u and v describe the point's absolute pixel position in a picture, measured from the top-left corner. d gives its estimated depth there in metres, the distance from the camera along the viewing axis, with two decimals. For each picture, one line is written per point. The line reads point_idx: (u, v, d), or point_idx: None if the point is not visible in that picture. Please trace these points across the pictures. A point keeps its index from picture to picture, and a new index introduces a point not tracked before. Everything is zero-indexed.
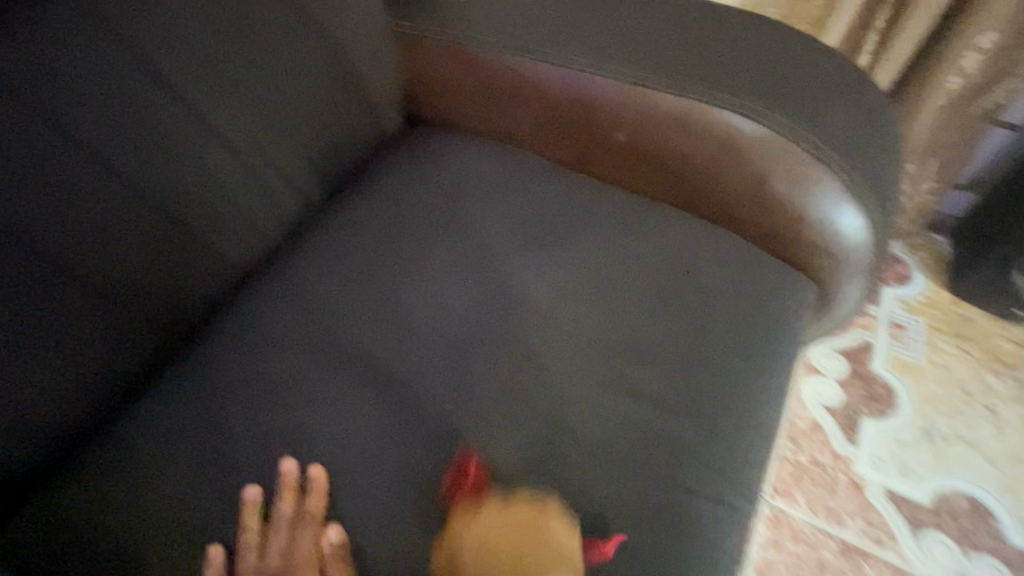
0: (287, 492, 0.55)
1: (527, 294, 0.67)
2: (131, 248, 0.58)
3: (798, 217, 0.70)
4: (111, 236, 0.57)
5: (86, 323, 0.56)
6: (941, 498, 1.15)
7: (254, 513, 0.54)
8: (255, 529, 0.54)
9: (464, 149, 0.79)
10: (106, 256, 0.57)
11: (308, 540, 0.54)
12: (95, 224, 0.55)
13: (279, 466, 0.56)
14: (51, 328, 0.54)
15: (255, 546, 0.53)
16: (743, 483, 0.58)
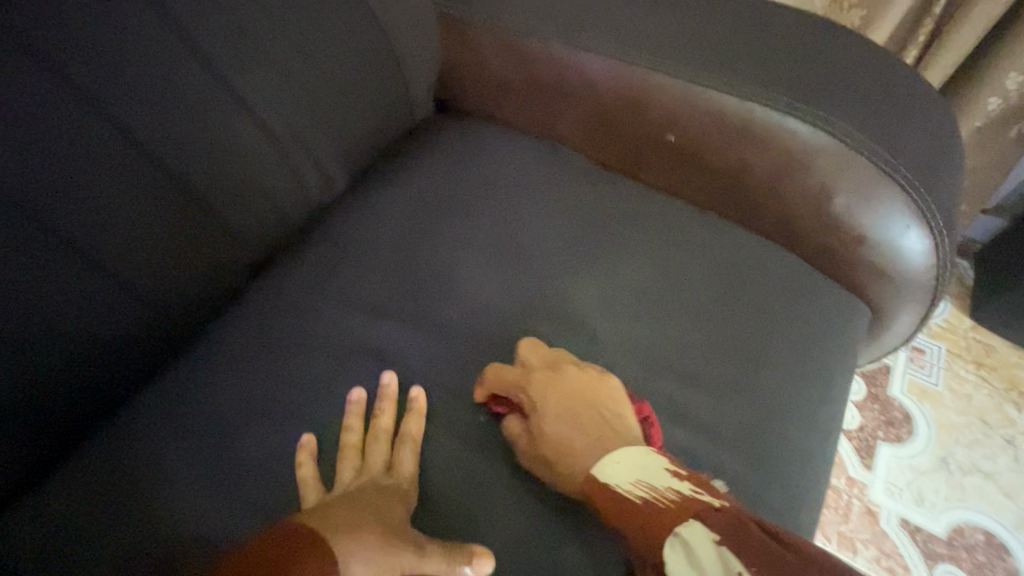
0: (389, 404, 0.54)
1: (567, 303, 0.61)
2: (132, 237, 0.50)
3: (860, 237, 0.63)
4: (107, 222, 0.48)
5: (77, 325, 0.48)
6: (956, 530, 1.14)
7: (358, 418, 0.54)
8: (355, 432, 0.53)
9: (499, 145, 0.74)
10: (100, 246, 0.48)
11: (405, 460, 0.51)
12: (89, 207, 0.47)
13: (382, 376, 0.56)
14: (43, 330, 0.46)
15: (353, 447, 0.52)
16: (801, 525, 0.52)
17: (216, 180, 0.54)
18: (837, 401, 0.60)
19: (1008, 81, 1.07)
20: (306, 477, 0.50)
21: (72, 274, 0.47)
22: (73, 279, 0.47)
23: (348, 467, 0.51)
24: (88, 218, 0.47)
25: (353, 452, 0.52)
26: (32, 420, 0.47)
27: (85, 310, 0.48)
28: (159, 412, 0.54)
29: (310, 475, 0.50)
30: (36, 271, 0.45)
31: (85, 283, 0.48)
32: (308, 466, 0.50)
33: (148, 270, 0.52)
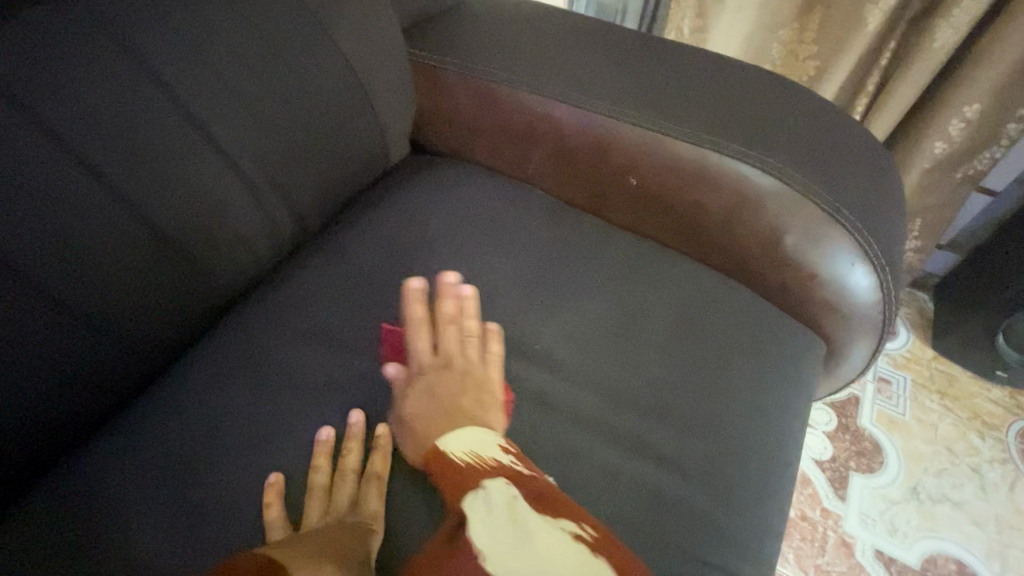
0: (356, 443, 0.55)
1: (536, 338, 0.63)
2: (105, 279, 0.51)
3: (812, 273, 0.66)
4: (80, 267, 0.50)
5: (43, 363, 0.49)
6: (929, 560, 1.15)
7: (326, 458, 0.55)
8: (321, 473, 0.54)
9: (471, 185, 0.77)
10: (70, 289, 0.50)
11: (371, 499, 0.52)
12: (61, 253, 0.48)
13: (349, 415, 0.57)
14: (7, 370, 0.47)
15: (321, 487, 0.53)
16: (757, 550, 0.54)
17: (191, 222, 0.56)
18: (794, 432, 0.61)
19: (950, 127, 1.15)
20: (273, 517, 0.51)
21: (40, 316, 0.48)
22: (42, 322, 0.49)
23: (315, 507, 0.52)
24: (59, 261, 0.48)
25: (320, 492, 0.53)
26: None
27: (49, 352, 0.49)
28: (125, 449, 0.55)
29: (276, 516, 0.51)
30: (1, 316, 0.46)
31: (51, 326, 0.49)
32: (276, 507, 0.51)
33: (115, 310, 0.53)
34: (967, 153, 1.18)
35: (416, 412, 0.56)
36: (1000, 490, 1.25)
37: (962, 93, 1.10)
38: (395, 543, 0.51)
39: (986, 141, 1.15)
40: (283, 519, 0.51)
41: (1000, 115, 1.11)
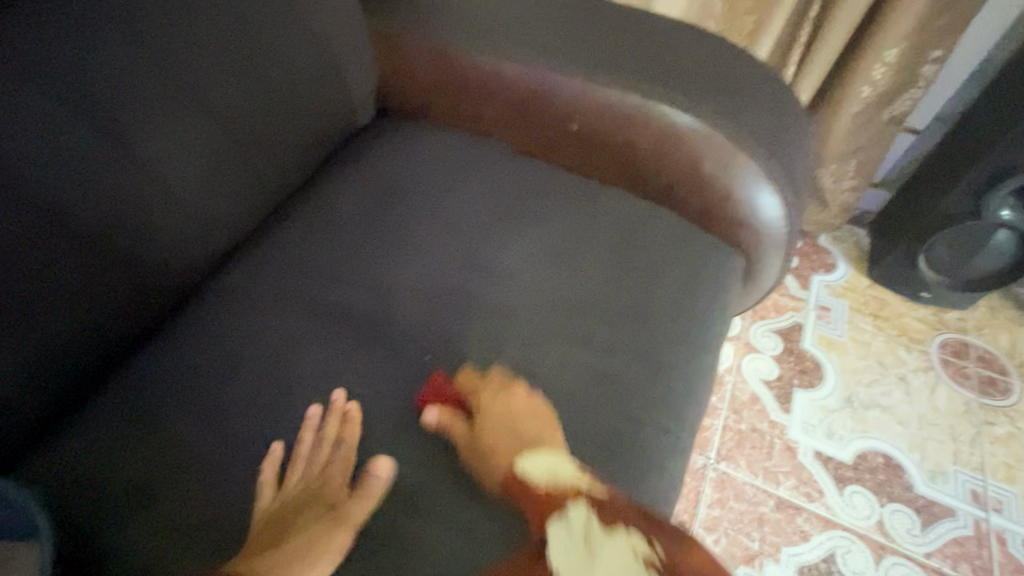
0: (336, 418, 0.61)
1: (494, 264, 0.73)
2: (93, 216, 0.58)
3: (726, 195, 0.77)
4: (68, 203, 0.56)
5: (55, 291, 0.56)
6: (861, 456, 1.30)
7: (310, 432, 0.60)
8: (306, 445, 0.59)
9: (431, 141, 0.86)
10: (62, 222, 0.55)
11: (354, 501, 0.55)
12: (48, 189, 0.54)
13: (332, 394, 0.63)
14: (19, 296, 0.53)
15: (303, 454, 0.59)
16: (681, 413, 0.65)
17: (173, 170, 0.64)
18: (713, 326, 0.73)
19: (873, 72, 1.28)
20: (269, 481, 0.57)
21: (39, 248, 0.54)
22: (40, 254, 0.54)
23: (295, 473, 0.58)
24: (48, 197, 0.54)
25: (304, 464, 0.58)
26: (22, 382, 0.56)
27: (58, 283, 0.56)
28: (152, 377, 0.64)
29: (268, 481, 0.57)
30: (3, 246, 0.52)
31: (50, 257, 0.55)
32: (270, 475, 0.57)
33: (125, 251, 0.61)
34: (887, 95, 1.32)
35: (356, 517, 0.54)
36: (923, 394, 1.41)
37: (878, 40, 1.23)
38: (377, 436, 0.60)
39: (905, 83, 1.29)
40: (275, 485, 0.57)
41: (914, 59, 1.25)
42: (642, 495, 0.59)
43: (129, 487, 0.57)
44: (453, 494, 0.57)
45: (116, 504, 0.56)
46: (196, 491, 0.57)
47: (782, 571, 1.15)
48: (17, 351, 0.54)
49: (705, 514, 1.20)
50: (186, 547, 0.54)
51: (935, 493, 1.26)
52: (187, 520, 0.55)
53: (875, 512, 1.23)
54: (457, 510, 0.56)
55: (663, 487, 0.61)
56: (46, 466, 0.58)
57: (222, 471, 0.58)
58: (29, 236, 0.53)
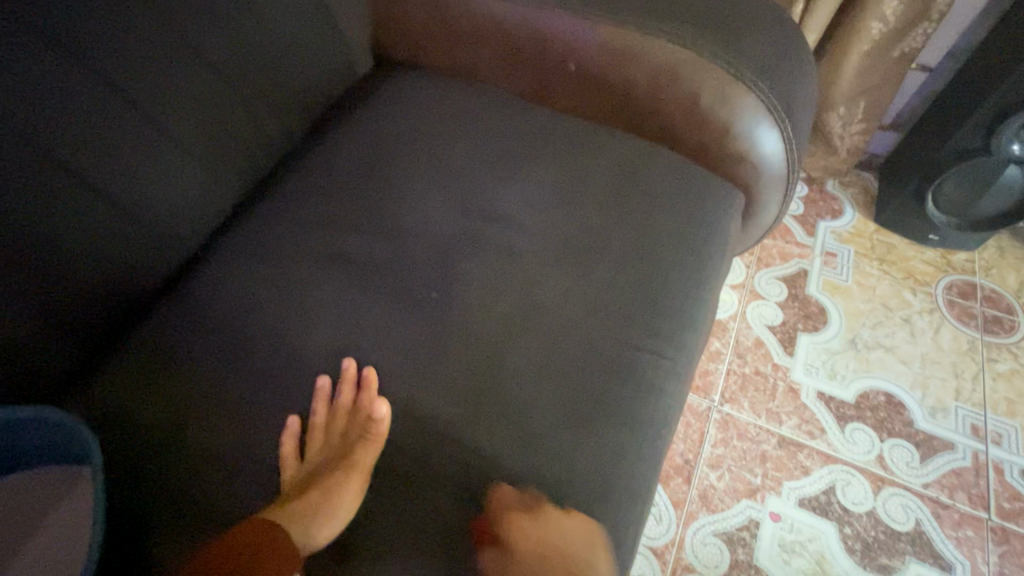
0: (348, 384, 0.62)
1: (496, 206, 0.74)
2: (97, 161, 0.59)
3: (727, 129, 0.77)
4: (71, 148, 0.56)
5: (67, 237, 0.57)
6: (863, 395, 1.33)
7: (323, 402, 0.61)
8: (320, 415, 0.60)
9: (431, 88, 0.86)
10: (66, 166, 0.56)
11: (365, 452, 0.57)
12: (48, 132, 0.55)
13: (343, 363, 0.63)
14: (35, 241, 0.55)
15: (322, 424, 0.60)
16: (680, 341, 0.68)
17: (173, 118, 0.64)
18: (713, 261, 0.75)
19: (886, 6, 1.23)
20: (289, 454, 0.58)
21: (48, 192, 0.55)
22: (50, 199, 0.55)
23: (315, 445, 0.59)
24: (51, 141, 0.55)
25: (319, 430, 0.60)
26: (52, 323, 0.58)
27: (71, 230, 0.57)
28: (171, 319, 0.66)
29: (289, 454, 0.58)
30: (14, 191, 0.53)
31: (60, 202, 0.56)
32: (288, 446, 0.58)
33: (134, 199, 0.62)
34: (899, 31, 1.27)
35: (366, 468, 0.56)
36: (927, 334, 1.42)
37: None
38: (387, 369, 0.63)
39: (919, 16, 1.24)
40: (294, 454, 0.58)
41: None
42: (643, 418, 0.62)
43: (157, 419, 0.59)
44: (462, 420, 0.60)
45: (144, 436, 0.58)
46: (220, 422, 0.59)
47: (783, 503, 1.20)
48: (44, 294, 0.56)
49: (708, 453, 1.25)
50: (217, 473, 0.57)
51: (934, 428, 1.29)
52: (216, 449, 0.58)
53: (876, 448, 1.27)
54: (467, 432, 0.60)
55: (663, 408, 0.64)
56: (81, 402, 0.61)
57: (241, 404, 0.60)
58: (38, 181, 0.54)
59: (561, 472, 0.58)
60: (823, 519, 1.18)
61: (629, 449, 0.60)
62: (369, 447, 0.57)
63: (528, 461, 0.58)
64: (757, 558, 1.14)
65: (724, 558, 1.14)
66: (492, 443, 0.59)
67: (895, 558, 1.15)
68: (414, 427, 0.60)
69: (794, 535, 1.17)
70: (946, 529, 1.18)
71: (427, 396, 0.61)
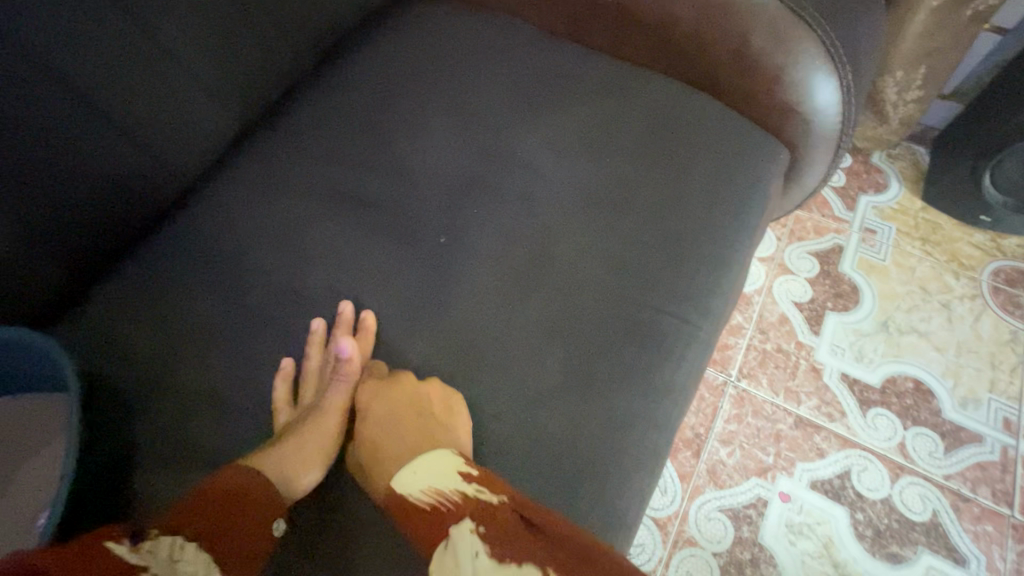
0: (346, 327, 0.58)
1: (514, 150, 0.68)
2: (78, 69, 0.53)
3: (778, 77, 0.69)
4: (48, 51, 0.51)
5: (40, 152, 0.52)
6: (890, 380, 1.26)
7: (317, 346, 0.57)
8: (314, 359, 0.57)
9: (451, 20, 0.79)
10: (50, 74, 0.52)
11: (339, 392, 0.56)
12: (13, 25, 0.49)
13: (339, 306, 0.59)
14: (3, 151, 0.50)
15: (315, 370, 0.57)
16: (706, 306, 0.62)
17: (170, 30, 0.59)
18: (749, 223, 0.68)
19: None
20: (280, 398, 0.55)
21: (24, 100, 0.51)
22: (18, 106, 0.50)
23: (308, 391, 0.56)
24: (29, 40, 0.50)
25: (308, 374, 0.57)
26: (39, 247, 0.55)
27: (46, 142, 0.53)
28: (165, 251, 0.63)
29: (281, 398, 0.55)
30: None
31: (36, 111, 0.51)
32: (281, 389, 0.56)
33: (125, 118, 0.58)
34: None
35: (342, 407, 0.56)
36: (966, 322, 1.33)
37: None
38: (388, 317, 0.59)
39: None
40: (286, 399, 0.56)
41: None
42: (658, 386, 0.58)
43: (148, 352, 0.57)
44: (465, 377, 0.56)
45: (134, 369, 0.56)
46: (210, 361, 0.56)
47: (793, 484, 1.16)
48: (29, 216, 0.53)
49: (720, 428, 1.21)
50: (209, 412, 0.54)
51: (963, 419, 1.23)
52: (207, 388, 0.55)
53: (897, 434, 1.21)
54: (469, 389, 0.56)
55: (681, 377, 0.59)
56: (71, 330, 0.59)
57: (235, 344, 0.57)
58: (20, 87, 0.50)
59: (565, 436, 0.54)
60: (835, 503, 1.14)
61: (642, 419, 0.56)
62: (344, 386, 0.56)
63: (532, 421, 0.54)
64: (762, 535, 1.12)
65: (727, 533, 1.12)
66: (494, 402, 0.55)
67: (906, 547, 1.11)
68: (414, 379, 0.56)
69: (802, 517, 1.13)
70: (964, 523, 1.13)
71: (428, 348, 0.57)
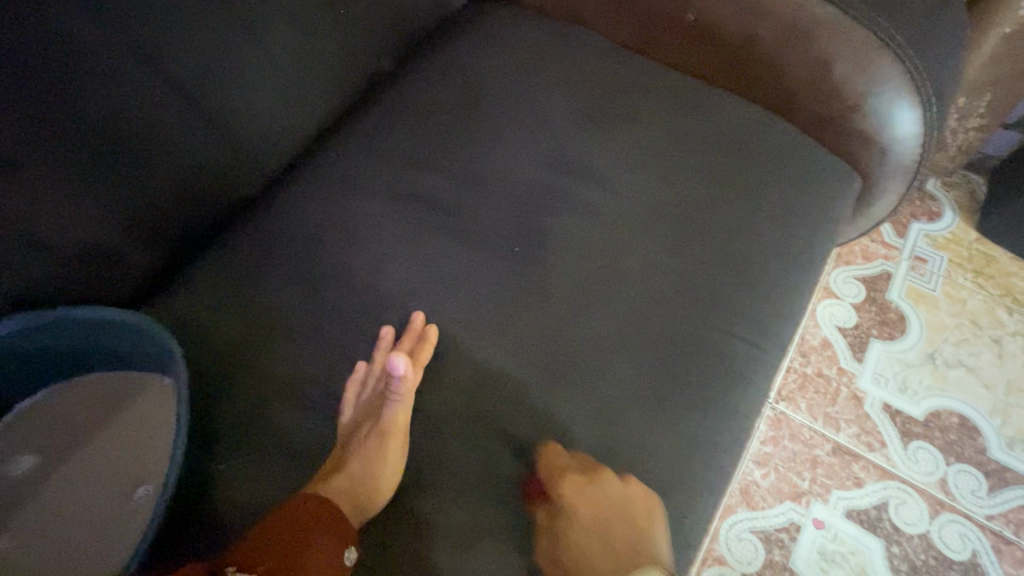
0: (413, 341, 0.58)
1: (587, 163, 0.69)
2: (183, 60, 0.56)
3: (857, 105, 0.68)
4: (155, 41, 0.54)
5: (147, 142, 0.56)
6: (934, 414, 1.24)
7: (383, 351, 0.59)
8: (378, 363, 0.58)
9: (525, 29, 0.80)
10: (159, 72, 0.55)
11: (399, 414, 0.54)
12: (129, 23, 0.53)
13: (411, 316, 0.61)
14: (112, 137, 0.53)
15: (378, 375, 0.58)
16: (773, 331, 0.62)
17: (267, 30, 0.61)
18: (818, 251, 0.68)
19: None
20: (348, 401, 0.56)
21: (139, 97, 0.54)
22: (134, 102, 0.54)
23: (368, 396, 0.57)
24: (140, 38, 0.53)
25: (371, 388, 0.57)
26: (139, 230, 0.58)
27: (148, 123, 0.55)
28: (249, 241, 0.65)
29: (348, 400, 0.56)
30: (109, 95, 0.52)
31: (147, 97, 0.55)
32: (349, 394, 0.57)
33: (223, 111, 0.61)
34: None
35: (403, 429, 0.54)
36: (1017, 359, 1.30)
37: None
38: (461, 321, 0.60)
39: None
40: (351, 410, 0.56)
41: None
42: (725, 408, 0.58)
43: (232, 338, 0.59)
44: (535, 386, 0.57)
45: (218, 354, 0.58)
46: (291, 351, 0.59)
47: (828, 512, 1.15)
48: (132, 200, 0.56)
49: (756, 449, 1.20)
50: (289, 401, 0.56)
51: (1010, 460, 1.19)
52: (287, 377, 0.58)
53: (939, 470, 1.18)
54: (538, 398, 0.57)
55: (747, 400, 0.60)
56: (159, 311, 0.62)
57: (314, 337, 0.60)
58: (134, 87, 0.54)
59: (632, 453, 0.55)
60: (870, 534, 1.13)
61: (708, 439, 0.57)
62: (400, 407, 0.54)
63: (599, 435, 0.55)
64: (794, 561, 1.11)
65: (758, 555, 1.11)
66: (563, 413, 0.56)
67: None
68: (485, 384, 0.57)
69: (836, 545, 1.12)
70: (1005, 566, 1.10)
71: (498, 354, 0.59)
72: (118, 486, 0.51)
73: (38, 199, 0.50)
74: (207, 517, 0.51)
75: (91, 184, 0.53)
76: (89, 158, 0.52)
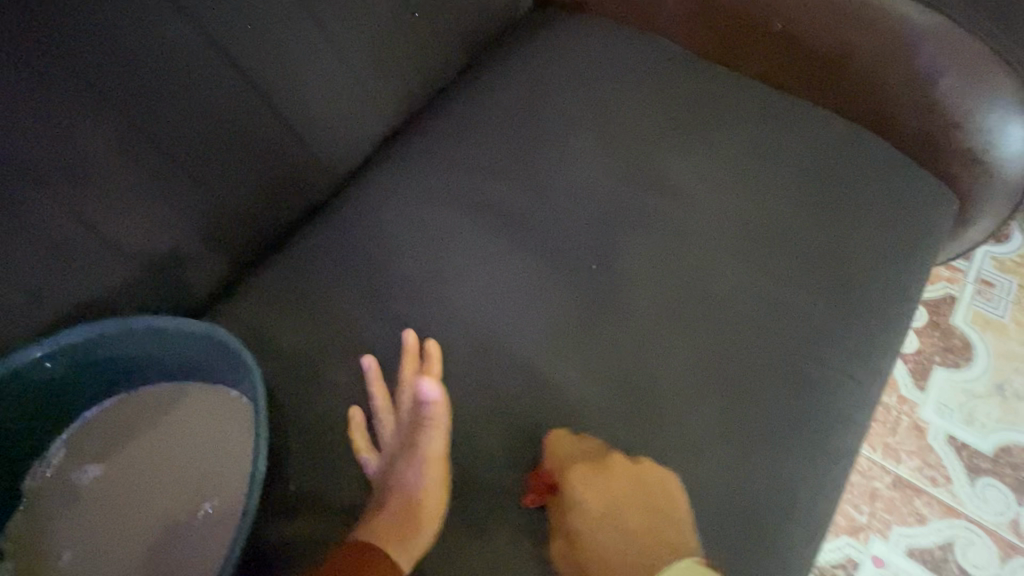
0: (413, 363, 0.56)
1: (663, 177, 0.66)
2: (264, 63, 0.55)
3: (961, 121, 0.63)
4: (237, 40, 0.52)
5: (223, 146, 0.54)
6: (1003, 450, 1.13)
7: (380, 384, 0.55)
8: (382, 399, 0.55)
9: (596, 36, 0.77)
10: (240, 74, 0.53)
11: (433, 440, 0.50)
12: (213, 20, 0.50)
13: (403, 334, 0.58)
14: (191, 140, 0.52)
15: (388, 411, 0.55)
16: (869, 363, 0.58)
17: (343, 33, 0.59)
18: (914, 277, 0.63)
19: None
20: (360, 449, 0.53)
21: (217, 99, 0.53)
22: (212, 104, 0.52)
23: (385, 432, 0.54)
24: (222, 36, 0.51)
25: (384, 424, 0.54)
26: (211, 234, 0.57)
27: (225, 126, 0.54)
28: (314, 249, 0.63)
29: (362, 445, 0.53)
30: (189, 95, 0.51)
31: (232, 102, 0.54)
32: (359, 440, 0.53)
33: (298, 117, 0.59)
34: None
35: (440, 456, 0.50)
36: None
37: None
38: (534, 341, 0.57)
39: None
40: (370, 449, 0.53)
41: None
42: (819, 445, 0.54)
43: (298, 350, 0.57)
44: (616, 414, 0.54)
45: (286, 367, 0.57)
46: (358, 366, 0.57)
47: (889, 548, 1.06)
48: (205, 204, 0.55)
49: None
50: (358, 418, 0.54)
51: None
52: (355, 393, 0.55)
53: (1010, 509, 1.08)
54: (617, 427, 0.53)
55: (842, 438, 0.55)
56: (224, 318, 0.60)
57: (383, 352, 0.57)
58: (214, 88, 0.52)
59: (720, 491, 0.51)
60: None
61: (802, 480, 0.52)
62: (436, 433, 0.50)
63: (683, 470, 0.51)
64: None
65: None
66: (644, 444, 0.53)
67: None
68: (561, 410, 0.54)
69: None
70: None
71: (575, 379, 0.56)
72: (183, 501, 0.50)
73: (116, 201, 0.49)
74: (271, 536, 0.49)
75: (167, 186, 0.52)
76: (167, 159, 0.51)
